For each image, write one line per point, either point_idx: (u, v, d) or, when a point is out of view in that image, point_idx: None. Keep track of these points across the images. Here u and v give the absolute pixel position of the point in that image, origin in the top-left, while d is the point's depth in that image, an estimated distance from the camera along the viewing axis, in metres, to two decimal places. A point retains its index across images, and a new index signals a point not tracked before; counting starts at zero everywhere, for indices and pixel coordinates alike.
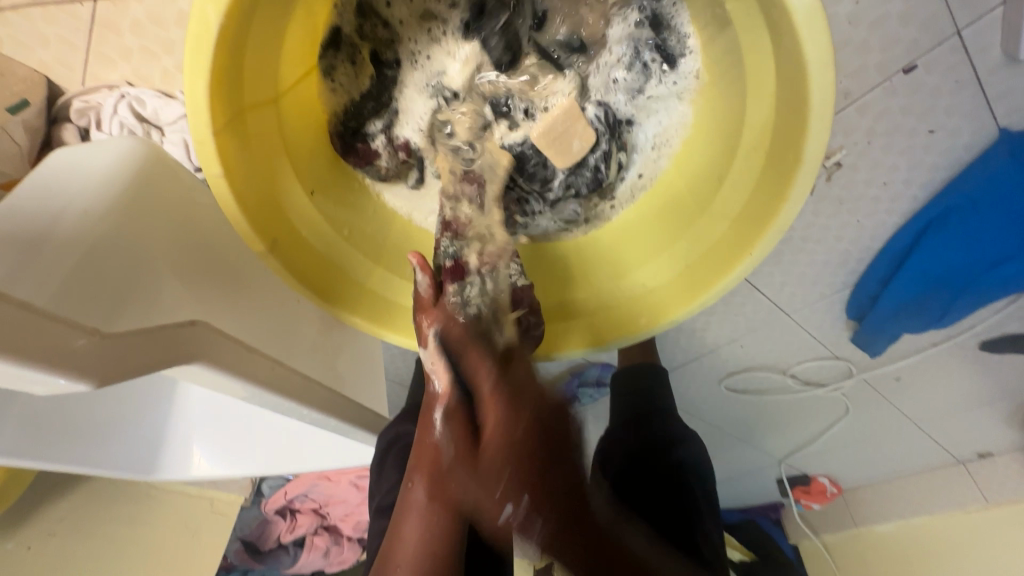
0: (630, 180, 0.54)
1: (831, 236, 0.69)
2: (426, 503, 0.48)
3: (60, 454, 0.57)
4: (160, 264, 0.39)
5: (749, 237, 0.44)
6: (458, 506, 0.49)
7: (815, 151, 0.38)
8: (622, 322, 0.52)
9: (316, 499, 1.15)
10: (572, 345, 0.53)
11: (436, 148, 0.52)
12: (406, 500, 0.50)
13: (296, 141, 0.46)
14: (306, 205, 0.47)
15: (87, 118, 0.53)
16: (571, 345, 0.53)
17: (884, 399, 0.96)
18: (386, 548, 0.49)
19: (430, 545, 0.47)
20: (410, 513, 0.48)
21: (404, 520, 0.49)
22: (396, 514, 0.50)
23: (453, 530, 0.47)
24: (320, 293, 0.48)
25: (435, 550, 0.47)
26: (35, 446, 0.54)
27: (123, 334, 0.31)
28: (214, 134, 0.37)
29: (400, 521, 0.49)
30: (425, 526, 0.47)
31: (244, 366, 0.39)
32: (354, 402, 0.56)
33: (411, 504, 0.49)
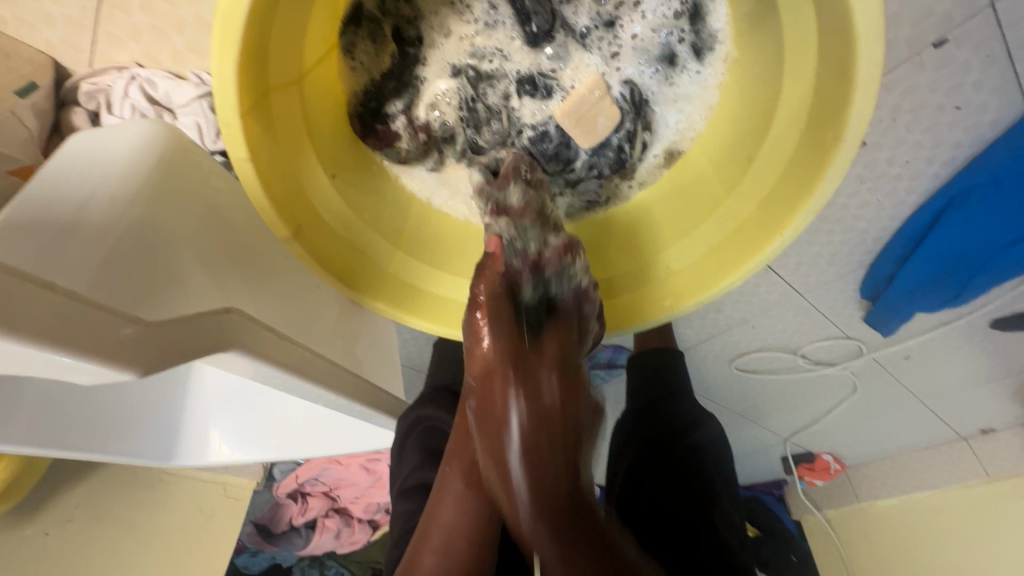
0: (652, 160, 0.53)
1: (850, 215, 0.69)
2: (462, 490, 0.50)
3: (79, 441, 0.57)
4: (186, 251, 0.39)
5: (778, 217, 0.43)
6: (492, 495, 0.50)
7: (856, 130, 0.37)
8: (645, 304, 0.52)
9: (327, 482, 1.16)
10: None
11: (457, 129, 0.51)
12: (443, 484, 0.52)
13: (318, 124, 0.45)
14: (327, 188, 0.46)
15: (97, 101, 0.52)
16: None
17: (892, 377, 0.97)
18: (421, 527, 0.51)
19: (465, 526, 0.49)
20: (446, 496, 0.51)
21: (439, 503, 0.51)
22: (431, 502, 0.52)
23: (484, 516, 0.49)
24: (342, 278, 0.48)
25: (467, 532, 0.49)
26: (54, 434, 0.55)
27: (162, 323, 0.30)
28: (241, 118, 0.36)
29: (436, 505, 0.51)
30: (460, 509, 0.50)
31: (275, 353, 0.39)
32: (377, 387, 0.56)
33: (448, 490, 0.51)
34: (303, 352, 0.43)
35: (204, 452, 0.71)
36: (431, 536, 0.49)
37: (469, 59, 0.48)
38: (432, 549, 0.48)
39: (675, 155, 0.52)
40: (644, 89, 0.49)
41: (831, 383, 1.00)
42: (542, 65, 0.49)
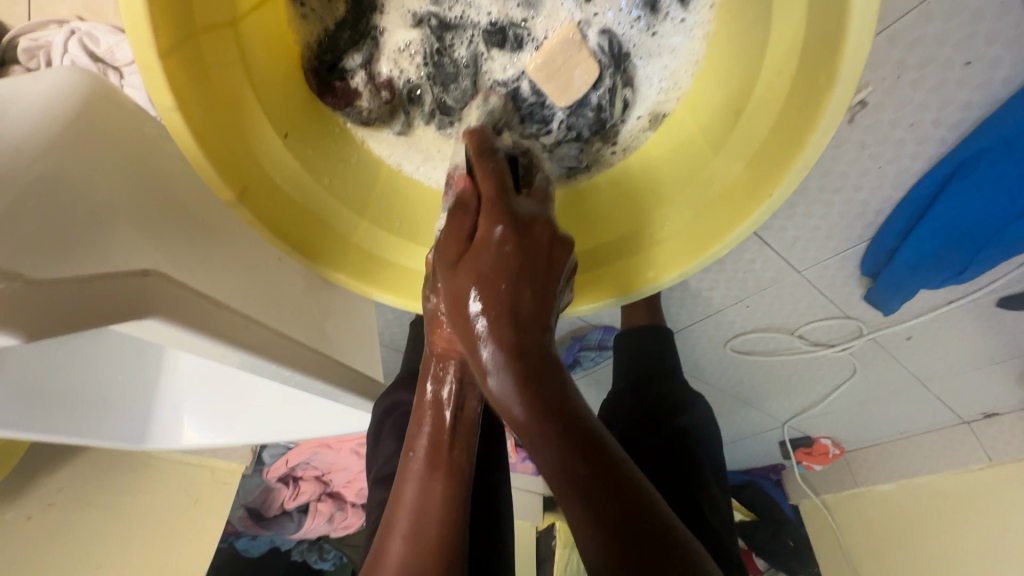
0: (636, 122, 0.49)
1: (850, 184, 0.65)
2: (425, 470, 0.47)
3: (47, 424, 0.54)
4: (111, 212, 0.36)
5: (768, 175, 0.39)
6: (457, 473, 0.47)
7: (850, 73, 0.33)
8: (633, 271, 0.48)
9: (319, 466, 1.19)
10: (586, 302, 0.49)
11: (423, 87, 0.48)
12: (405, 469, 0.48)
13: (263, 76, 0.41)
14: (279, 149, 0.43)
15: (37, 60, 0.48)
16: (585, 301, 0.49)
17: (893, 359, 0.93)
18: (388, 512, 0.47)
19: (433, 510, 0.45)
20: (409, 477, 0.47)
21: (403, 484, 0.47)
22: (396, 485, 0.48)
23: (448, 496, 0.46)
24: (299, 246, 0.44)
25: (436, 516, 0.45)
26: (21, 416, 0.51)
27: (51, 283, 0.27)
28: (161, 59, 0.32)
29: (400, 488, 0.47)
30: (423, 488, 0.46)
31: (213, 324, 0.35)
32: (345, 364, 0.53)
33: (410, 473, 0.47)
34: (250, 324, 0.40)
35: (176, 435, 0.68)
36: (396, 520, 0.46)
37: (430, 6, 0.45)
38: (401, 533, 0.45)
39: (660, 115, 0.48)
40: (621, 39, 0.46)
41: (829, 365, 0.97)
42: (512, 13, 0.45)
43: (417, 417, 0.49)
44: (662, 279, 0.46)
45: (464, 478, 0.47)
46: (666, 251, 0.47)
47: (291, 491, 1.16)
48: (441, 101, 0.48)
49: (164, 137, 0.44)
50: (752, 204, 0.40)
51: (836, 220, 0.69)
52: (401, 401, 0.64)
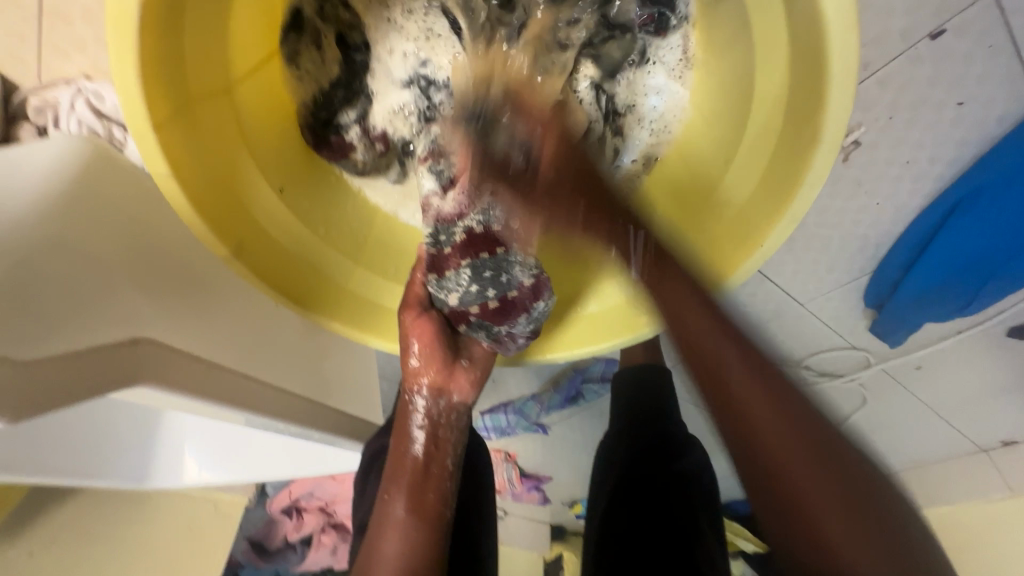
0: (631, 165, 0.48)
1: (848, 219, 0.65)
2: (404, 517, 0.48)
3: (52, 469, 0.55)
4: (108, 274, 0.36)
5: (760, 222, 0.39)
6: (437, 523, 0.48)
7: (835, 129, 0.33)
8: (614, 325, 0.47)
9: (323, 496, 1.13)
10: (563, 352, 0.49)
11: (416, 137, 0.49)
12: (381, 515, 0.48)
13: (259, 135, 0.42)
14: (274, 202, 0.44)
15: (46, 117, 0.49)
16: (562, 350, 0.49)
17: (902, 389, 0.92)
18: (365, 560, 0.48)
19: (414, 555, 0.46)
20: (387, 528, 0.47)
21: (381, 537, 0.47)
22: (372, 535, 0.48)
23: (433, 544, 0.47)
24: (295, 297, 0.44)
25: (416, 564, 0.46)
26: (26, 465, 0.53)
27: (42, 359, 0.28)
28: (155, 129, 0.33)
29: (377, 540, 0.47)
30: (405, 536, 0.47)
31: (204, 384, 0.36)
32: (341, 410, 0.54)
33: (390, 521, 0.48)
34: (241, 379, 0.40)
35: (179, 473, 0.69)
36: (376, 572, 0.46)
37: (419, 67, 0.47)
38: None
39: (652, 158, 0.48)
40: (607, 94, 0.48)
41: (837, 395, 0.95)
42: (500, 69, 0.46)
43: (395, 469, 0.49)
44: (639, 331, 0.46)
45: (440, 522, 0.49)
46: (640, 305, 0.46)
47: (294, 523, 1.14)
48: None
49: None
50: (735, 259, 0.40)
51: (836, 255, 0.69)
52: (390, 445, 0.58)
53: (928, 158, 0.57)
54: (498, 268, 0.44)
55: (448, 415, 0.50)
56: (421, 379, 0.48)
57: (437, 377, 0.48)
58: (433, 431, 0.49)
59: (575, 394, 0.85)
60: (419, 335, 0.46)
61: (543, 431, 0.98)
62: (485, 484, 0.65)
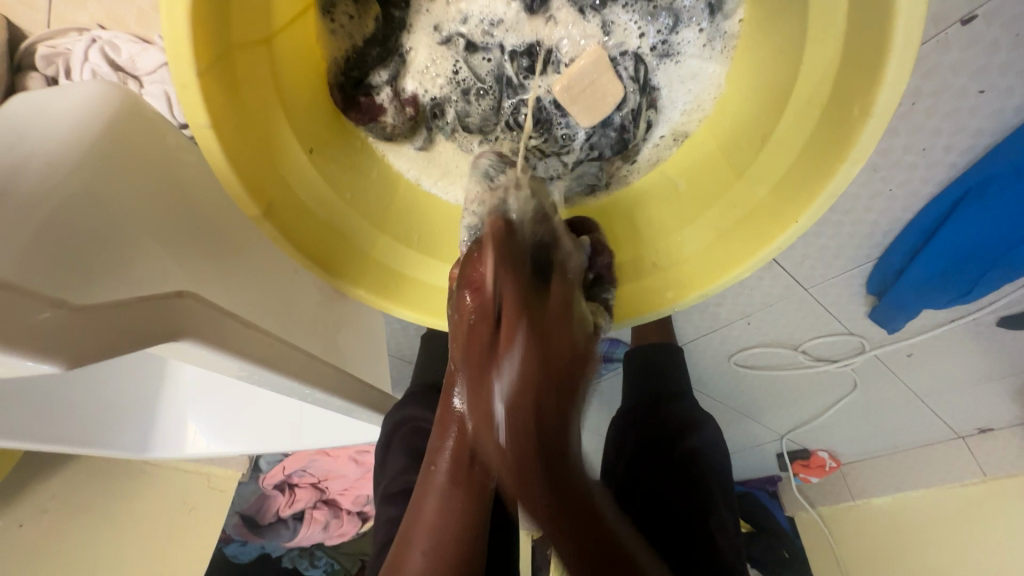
0: (659, 141, 0.50)
1: (861, 206, 0.66)
2: (445, 486, 0.48)
3: (60, 436, 0.54)
4: (138, 230, 0.35)
5: (795, 200, 0.40)
6: (477, 493, 0.48)
7: (886, 106, 0.33)
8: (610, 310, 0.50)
9: (315, 473, 1.14)
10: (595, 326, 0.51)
11: (447, 103, 0.48)
12: (426, 480, 0.50)
13: (292, 92, 0.41)
14: (305, 164, 0.43)
15: (55, 67, 0.47)
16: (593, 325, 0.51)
17: (893, 375, 0.95)
18: (408, 523, 0.50)
19: (450, 525, 0.48)
20: (431, 491, 0.49)
21: (425, 498, 0.50)
22: (417, 498, 0.51)
23: (468, 515, 0.48)
24: (323, 263, 0.44)
25: (452, 535, 0.48)
26: (34, 429, 0.51)
27: (87, 309, 0.27)
28: (198, 75, 0.32)
29: (420, 500, 0.50)
30: (442, 505, 0.48)
31: (238, 344, 0.35)
32: (360, 380, 0.53)
33: (432, 487, 0.49)
34: (272, 342, 0.39)
35: (181, 445, 0.67)
36: (417, 533, 0.48)
37: (460, 26, 0.45)
38: (421, 547, 0.47)
39: (681, 135, 0.49)
40: (650, 65, 0.46)
41: (830, 380, 0.98)
42: (543, 37, 0.46)
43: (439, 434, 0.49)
44: (641, 316, 0.48)
45: (481, 495, 0.48)
46: (641, 294, 0.49)
47: (287, 498, 1.14)
48: (462, 122, 0.49)
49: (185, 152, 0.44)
50: (755, 246, 0.42)
51: (843, 241, 0.70)
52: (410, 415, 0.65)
53: (945, 146, 0.58)
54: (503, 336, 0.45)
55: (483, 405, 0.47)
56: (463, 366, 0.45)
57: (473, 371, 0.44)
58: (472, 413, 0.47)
59: None
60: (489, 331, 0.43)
61: None
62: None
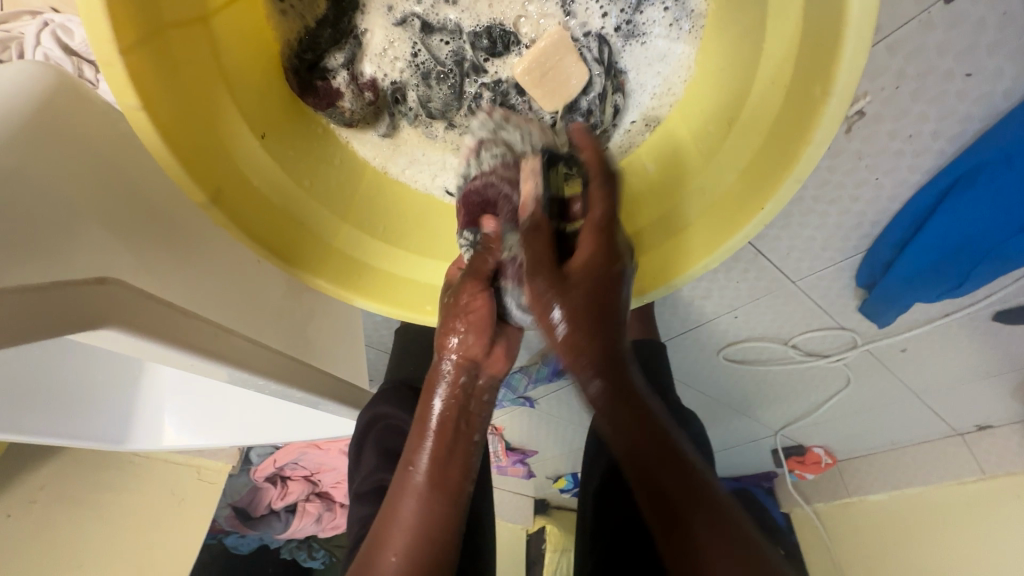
0: (630, 126, 0.48)
1: (847, 195, 0.64)
2: (425, 487, 0.46)
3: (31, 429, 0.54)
4: (75, 217, 0.34)
5: (762, 186, 0.38)
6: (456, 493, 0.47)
7: (847, 82, 0.31)
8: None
9: (307, 466, 1.18)
10: None
11: (407, 86, 0.47)
12: (402, 482, 0.47)
13: (237, 73, 0.40)
14: (256, 150, 0.42)
15: (10, 52, 0.46)
16: None
17: (887, 370, 0.93)
18: (380, 524, 0.46)
19: (432, 528, 0.45)
20: (408, 493, 0.46)
21: (402, 500, 0.46)
22: (390, 498, 0.47)
23: (450, 518, 0.46)
24: (279, 252, 0.42)
25: (430, 537, 0.45)
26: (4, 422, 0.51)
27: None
28: (124, 55, 0.31)
29: (394, 503, 0.46)
30: (422, 508, 0.45)
31: (174, 331, 0.34)
32: (327, 372, 0.53)
33: (409, 489, 0.46)
34: (221, 331, 0.38)
35: (157, 437, 0.68)
36: (391, 535, 0.45)
37: (415, 5, 0.44)
38: (397, 550, 0.44)
39: (652, 121, 0.47)
40: (614, 46, 0.45)
41: (823, 376, 0.96)
42: (503, 17, 0.44)
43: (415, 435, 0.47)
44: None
45: (459, 496, 0.47)
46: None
47: (280, 491, 1.18)
48: (424, 106, 0.47)
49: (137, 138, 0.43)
50: (711, 241, 0.41)
51: (830, 231, 0.68)
52: (384, 412, 0.64)
53: (930, 132, 0.56)
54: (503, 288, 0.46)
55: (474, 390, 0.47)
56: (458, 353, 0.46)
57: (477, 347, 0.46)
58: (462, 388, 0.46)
59: (563, 367, 0.86)
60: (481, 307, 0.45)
61: (532, 404, 1.00)
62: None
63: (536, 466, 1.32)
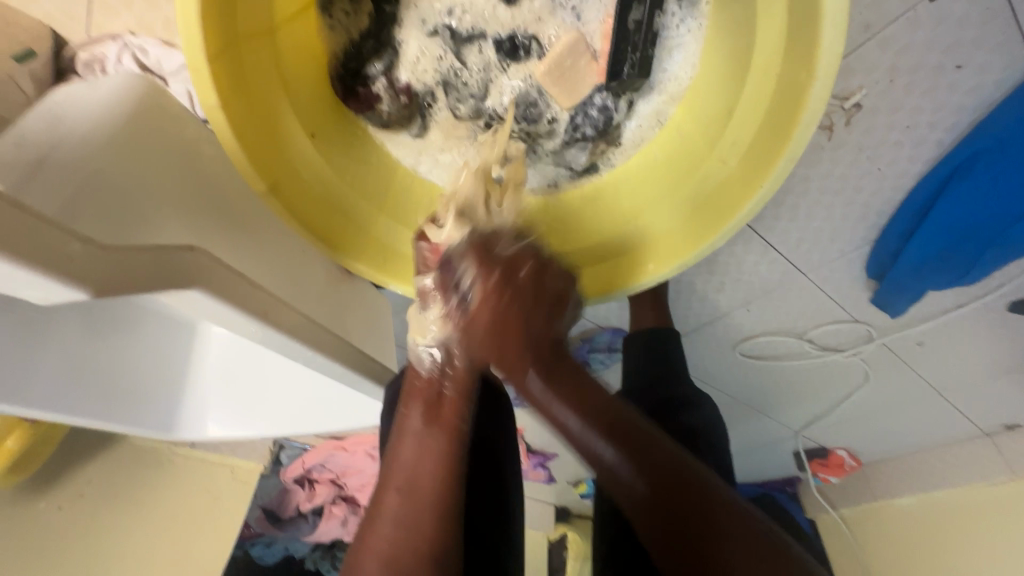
0: (642, 121, 0.53)
1: (850, 186, 0.67)
2: (419, 428, 0.53)
3: (96, 410, 0.60)
4: (161, 203, 0.40)
5: (760, 168, 0.42)
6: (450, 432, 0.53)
7: (828, 66, 0.36)
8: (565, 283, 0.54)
9: (334, 468, 1.21)
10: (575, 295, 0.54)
11: (438, 91, 0.52)
12: (400, 427, 0.54)
13: (296, 81, 0.46)
14: (308, 148, 0.47)
15: (93, 71, 0.53)
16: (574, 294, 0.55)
17: (905, 365, 0.94)
18: (386, 466, 0.53)
19: (428, 462, 0.51)
20: (406, 435, 0.53)
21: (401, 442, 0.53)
22: (392, 445, 0.54)
23: (445, 454, 0.51)
24: (325, 239, 0.48)
25: (429, 481, 0.50)
26: (76, 402, 0.57)
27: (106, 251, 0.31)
28: (208, 60, 0.37)
29: (396, 445, 0.53)
30: (419, 447, 0.52)
31: (244, 297, 0.39)
32: (365, 353, 0.57)
33: (408, 431, 0.53)
34: (281, 304, 0.43)
35: (201, 427, 0.73)
36: (396, 472, 0.52)
37: (446, 18, 0.49)
38: (397, 484, 0.50)
39: (661, 119, 0.52)
40: None
41: (840, 371, 0.98)
42: (524, 24, 0.49)
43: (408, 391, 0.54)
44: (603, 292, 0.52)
45: (456, 435, 0.53)
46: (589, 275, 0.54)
47: (307, 492, 1.20)
48: (457, 111, 0.53)
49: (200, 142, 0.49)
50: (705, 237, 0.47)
51: (836, 224, 0.72)
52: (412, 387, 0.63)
53: (926, 123, 0.59)
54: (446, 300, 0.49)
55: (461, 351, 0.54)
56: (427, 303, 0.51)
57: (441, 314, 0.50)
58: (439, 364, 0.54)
59: (582, 363, 0.90)
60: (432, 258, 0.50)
61: None
62: (503, 408, 0.69)
63: (557, 472, 1.35)
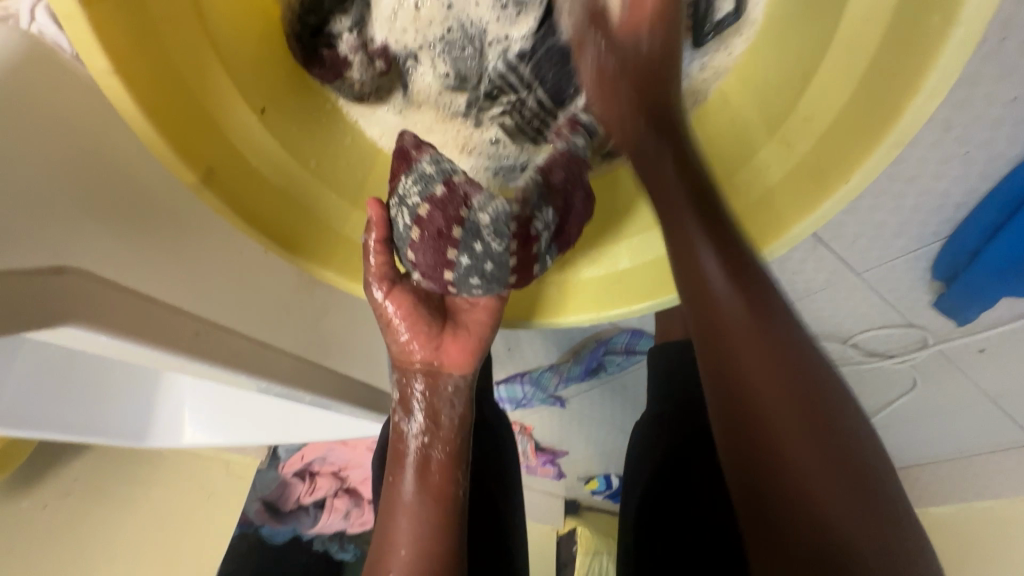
0: (678, 97, 0.44)
1: (928, 172, 0.54)
2: (410, 497, 0.45)
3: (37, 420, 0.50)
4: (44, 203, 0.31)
5: (845, 157, 0.31)
6: (448, 498, 0.45)
7: (975, 14, 0.26)
8: (547, 303, 0.46)
9: (336, 462, 1.09)
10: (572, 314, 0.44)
11: (422, 54, 0.43)
12: (388, 500, 0.46)
13: (231, 45, 0.37)
14: (256, 125, 0.38)
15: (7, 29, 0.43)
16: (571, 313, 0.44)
17: (962, 374, 0.82)
18: (377, 545, 0.45)
19: (427, 539, 0.43)
20: (396, 510, 0.45)
21: (392, 519, 0.45)
22: (381, 519, 0.46)
23: (447, 524, 0.44)
24: (283, 240, 0.38)
25: (430, 564, 0.42)
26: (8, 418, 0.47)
27: None
28: (87, 6, 0.27)
29: (386, 520, 0.45)
30: (415, 520, 0.44)
31: (148, 324, 0.30)
32: (338, 372, 0.49)
33: (399, 505, 0.45)
34: (213, 328, 0.35)
35: (177, 433, 0.63)
36: (390, 554, 0.44)
37: None
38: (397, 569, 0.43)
39: (702, 93, 0.43)
40: None
41: (886, 378, 0.87)
42: None
43: (394, 453, 0.47)
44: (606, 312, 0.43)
45: (454, 500, 0.45)
46: (585, 292, 0.45)
47: (308, 485, 1.08)
48: (456, 82, 0.44)
49: (113, 120, 0.40)
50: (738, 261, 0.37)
51: (904, 218, 0.60)
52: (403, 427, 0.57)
53: None
54: (476, 238, 0.37)
55: (446, 396, 0.47)
56: (412, 359, 0.46)
57: (426, 352, 0.46)
58: (432, 415, 0.46)
59: (595, 366, 0.80)
60: (395, 307, 0.44)
61: (562, 404, 0.95)
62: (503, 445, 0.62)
63: (566, 468, 1.27)
